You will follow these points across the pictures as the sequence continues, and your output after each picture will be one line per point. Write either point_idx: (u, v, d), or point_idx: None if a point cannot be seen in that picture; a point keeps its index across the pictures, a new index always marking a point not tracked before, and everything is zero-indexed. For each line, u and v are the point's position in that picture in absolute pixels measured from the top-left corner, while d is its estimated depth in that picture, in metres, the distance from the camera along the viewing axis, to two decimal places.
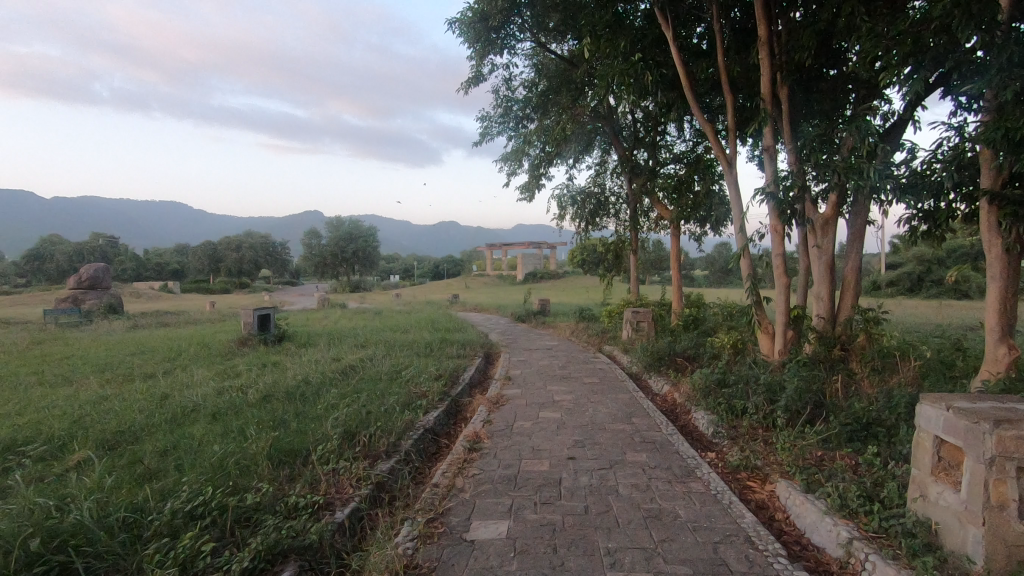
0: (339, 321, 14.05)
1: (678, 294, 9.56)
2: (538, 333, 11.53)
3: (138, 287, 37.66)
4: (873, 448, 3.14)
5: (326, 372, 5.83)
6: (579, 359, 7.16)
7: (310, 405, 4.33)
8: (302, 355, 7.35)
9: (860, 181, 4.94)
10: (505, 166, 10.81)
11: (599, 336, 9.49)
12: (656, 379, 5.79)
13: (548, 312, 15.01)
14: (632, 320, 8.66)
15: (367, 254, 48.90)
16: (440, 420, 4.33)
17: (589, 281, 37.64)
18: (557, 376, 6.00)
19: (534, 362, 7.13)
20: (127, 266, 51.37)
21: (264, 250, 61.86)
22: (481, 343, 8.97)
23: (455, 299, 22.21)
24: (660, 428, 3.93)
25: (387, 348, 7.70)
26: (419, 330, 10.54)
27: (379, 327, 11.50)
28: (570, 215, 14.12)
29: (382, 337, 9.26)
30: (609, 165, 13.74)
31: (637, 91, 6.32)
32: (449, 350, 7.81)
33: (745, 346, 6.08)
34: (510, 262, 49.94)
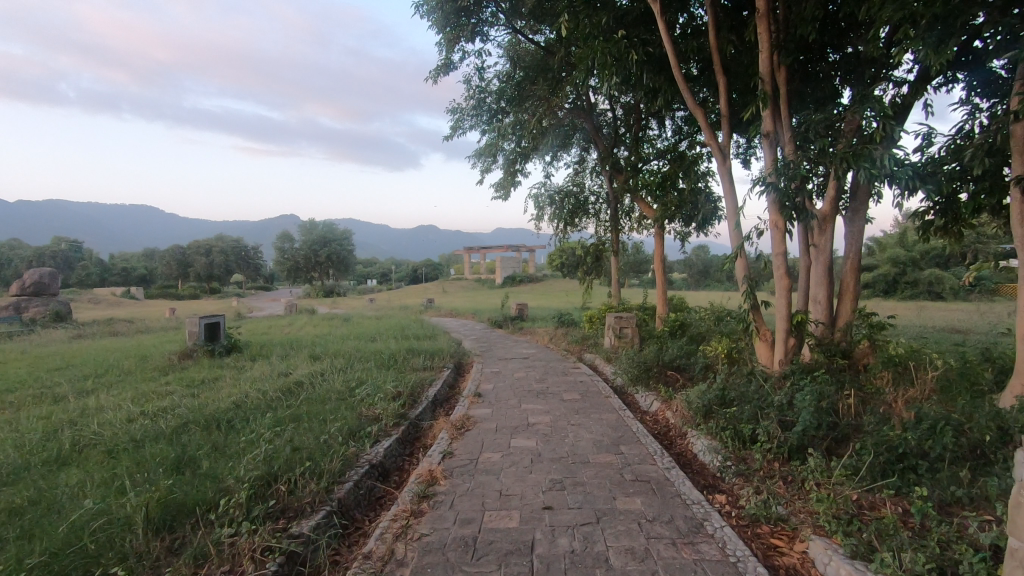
0: (303, 328, 13.20)
1: (663, 298, 8.98)
2: (515, 339, 10.88)
3: (99, 293, 36.00)
4: (919, 490, 2.54)
5: (269, 391, 5.10)
6: (558, 370, 6.51)
7: (235, 435, 3.60)
8: (249, 369, 6.58)
9: (872, 169, 4.38)
10: (478, 162, 10.13)
11: (580, 343, 8.88)
12: (644, 394, 5.17)
13: (526, 317, 14.38)
14: (614, 327, 8.06)
15: (341, 258, 47.71)
16: (393, 451, 3.63)
17: (567, 285, 37.16)
18: (532, 391, 5.33)
19: (508, 374, 6.48)
20: (89, 271, 49.34)
21: (235, 254, 60.10)
22: (452, 352, 8.28)
23: (430, 304, 21.46)
24: (654, 461, 3.28)
25: (346, 360, 6.97)
26: (386, 338, 9.81)
27: (343, 335, 10.72)
28: (548, 215, 13.51)
29: (344, 346, 8.52)
30: (588, 163, 13.17)
31: (620, 73, 5.70)
32: (415, 361, 7.11)
33: (740, 356, 5.50)
34: (488, 266, 49.25)
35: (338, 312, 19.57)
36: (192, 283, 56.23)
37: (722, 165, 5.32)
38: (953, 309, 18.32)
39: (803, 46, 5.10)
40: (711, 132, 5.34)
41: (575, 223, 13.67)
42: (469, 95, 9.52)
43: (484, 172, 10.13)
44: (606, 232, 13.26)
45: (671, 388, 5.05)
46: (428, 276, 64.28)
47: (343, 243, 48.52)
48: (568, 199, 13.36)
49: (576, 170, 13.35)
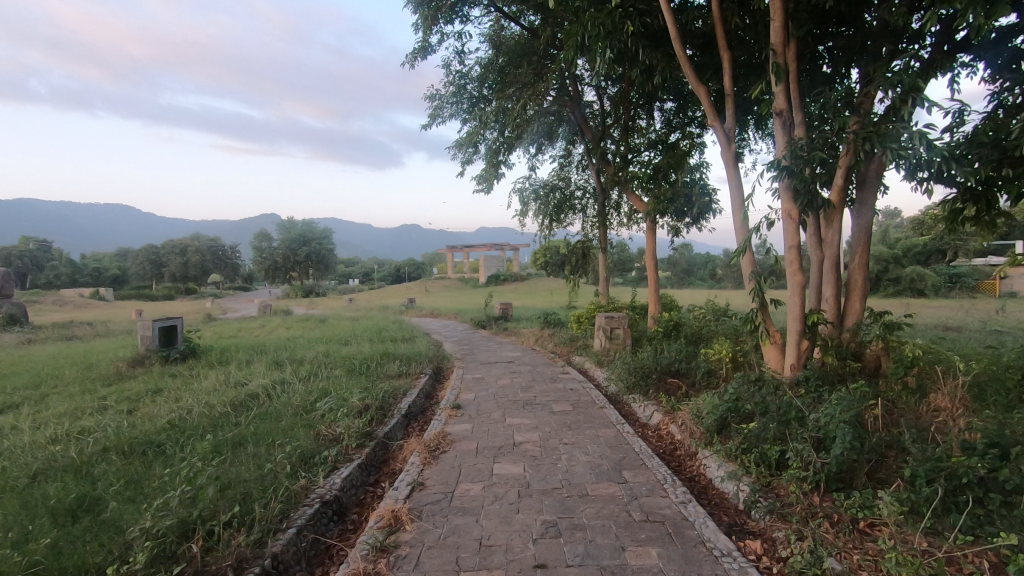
0: (274, 330, 12.49)
1: (655, 296, 8.51)
2: (499, 341, 10.31)
3: (67, 295, 34.62)
4: (1003, 536, 2.03)
5: (219, 405, 4.46)
6: (546, 377, 5.98)
7: (161, 466, 2.99)
8: (203, 378, 5.93)
9: (901, 150, 3.92)
10: (459, 153, 9.54)
11: (568, 346, 8.35)
12: (643, 404, 4.64)
13: (510, 317, 13.82)
14: (604, 328, 7.54)
15: (321, 258, 46.69)
16: (352, 482, 3.04)
17: (551, 284, 36.69)
18: (518, 402, 4.77)
19: (491, 381, 5.91)
20: (58, 271, 47.60)
21: (211, 254, 58.59)
22: (432, 356, 7.70)
23: (411, 303, 20.76)
24: (665, 492, 2.74)
25: (314, 367, 6.35)
26: (361, 341, 9.16)
27: (316, 339, 10.05)
28: (532, 211, 12.98)
29: (315, 350, 7.88)
30: (574, 157, 12.67)
31: (614, 47, 5.15)
32: (390, 367, 6.51)
33: (747, 360, 5.01)
34: (471, 266, 48.62)
35: (315, 313, 18.80)
36: (166, 283, 54.65)
37: (728, 150, 4.82)
38: (939, 305, 18.19)
39: (816, 16, 4.62)
40: (715, 113, 4.83)
41: (561, 219, 13.16)
42: (448, 81, 8.93)
43: (465, 163, 9.54)
44: (593, 229, 12.76)
45: (673, 397, 4.54)
46: (411, 276, 63.39)
47: (323, 242, 47.47)
48: (554, 194, 12.84)
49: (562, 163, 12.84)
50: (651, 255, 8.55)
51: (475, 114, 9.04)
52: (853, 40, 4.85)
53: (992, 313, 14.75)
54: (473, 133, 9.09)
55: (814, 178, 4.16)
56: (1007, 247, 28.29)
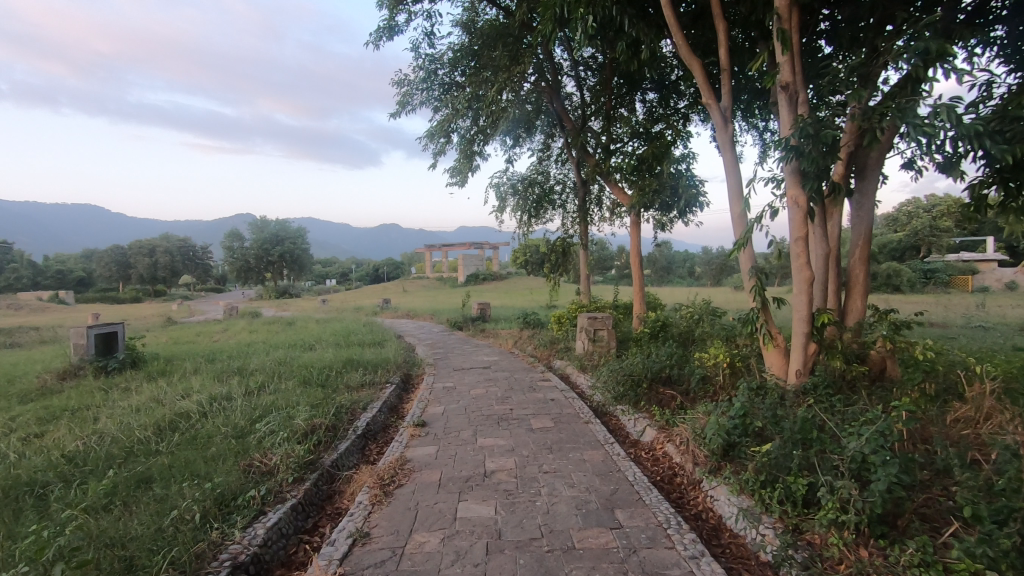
0: (236, 335, 11.70)
1: (640, 294, 8.03)
2: (475, 344, 9.73)
3: (25, 299, 32.96)
4: None
5: (141, 428, 3.81)
6: (524, 385, 5.43)
7: (33, 519, 2.35)
8: (137, 392, 5.23)
9: (924, 125, 3.44)
10: (431, 144, 8.93)
11: (548, 349, 7.84)
12: (633, 417, 4.12)
13: (488, 317, 13.24)
14: (586, 330, 7.02)
15: (295, 258, 45.48)
16: (280, 534, 2.44)
17: (531, 283, 36.18)
18: (492, 416, 4.21)
19: (464, 390, 5.35)
20: (18, 273, 45.52)
21: (182, 255, 56.80)
22: (401, 361, 7.10)
23: (386, 304, 20.04)
24: (670, 541, 2.21)
25: (266, 378, 5.69)
26: (326, 346, 8.49)
27: (279, 344, 9.36)
28: (510, 206, 12.42)
29: (273, 356, 7.23)
30: (553, 150, 12.17)
31: (597, 17, 4.63)
32: (352, 376, 5.89)
33: (745, 364, 4.53)
34: (451, 265, 47.90)
35: (285, 315, 17.97)
36: (134, 285, 52.73)
37: (724, 131, 4.32)
38: (919, 301, 18.16)
39: None
40: (711, 91, 4.32)
41: (540, 215, 12.63)
42: (417, 66, 8.31)
43: (438, 155, 8.93)
44: (574, 225, 12.26)
45: (667, 409, 4.03)
46: (389, 276, 62.36)
47: (298, 242, 46.26)
48: (532, 189, 12.31)
49: (541, 157, 12.32)
50: (635, 251, 8.06)
51: (447, 101, 8.44)
52: (858, 8, 4.40)
53: (972, 309, 14.68)
54: (445, 122, 8.49)
55: (824, 160, 3.67)
56: (979, 242, 28.67)
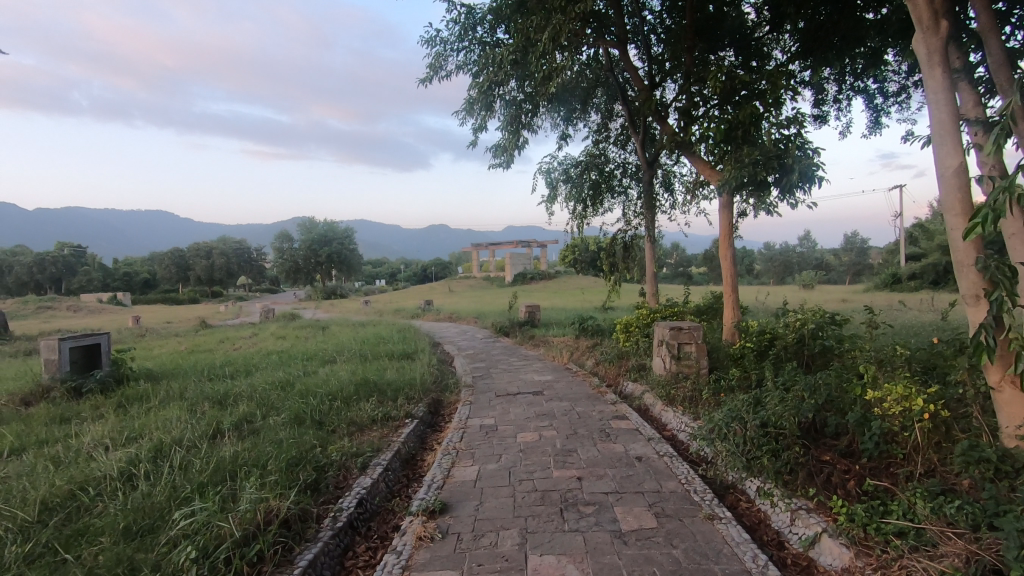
0: (262, 342, 10.64)
1: (733, 297, 6.31)
2: (523, 356, 8.25)
3: (87, 301, 33.76)
4: None
5: (18, 510, 2.51)
6: (591, 428, 3.87)
7: None
8: (82, 430, 4.01)
9: None
10: (468, 118, 7.49)
11: (614, 367, 6.26)
12: (784, 507, 2.50)
13: (538, 322, 11.70)
14: (667, 346, 5.39)
15: (343, 258, 45.42)
16: None
17: (582, 282, 34.50)
18: (550, 496, 2.68)
19: (507, 434, 3.84)
20: (90, 274, 47.61)
21: (237, 257, 58.02)
22: (432, 383, 5.66)
23: (429, 306, 18.82)
24: None
25: (251, 410, 4.38)
26: (349, 360, 7.20)
27: (300, 355, 8.14)
28: (562, 195, 10.87)
29: (281, 374, 5.96)
30: (612, 129, 10.61)
31: None
32: (363, 406, 4.52)
33: (958, 414, 2.81)
34: (499, 264, 46.79)
35: (324, 318, 17.02)
36: (193, 287, 54.27)
37: (930, 33, 2.71)
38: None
39: None
40: None
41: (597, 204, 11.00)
42: (451, 21, 6.86)
43: (477, 130, 7.49)
44: (636, 214, 10.57)
45: (848, 499, 2.39)
46: (436, 276, 61.94)
47: (346, 242, 46.14)
48: (588, 175, 10.69)
49: (598, 137, 10.73)
50: (724, 244, 6.37)
51: (487, 64, 6.95)
52: None
53: None
54: (485, 90, 7.05)
55: None
56: None
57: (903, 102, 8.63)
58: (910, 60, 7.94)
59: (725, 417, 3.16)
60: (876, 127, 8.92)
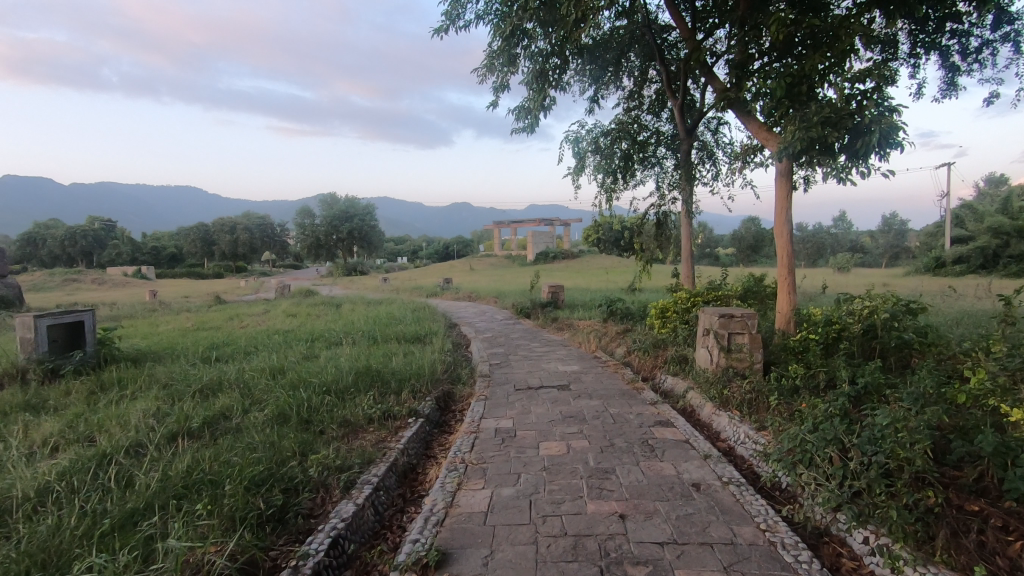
0: (271, 320, 10.13)
1: (788, 281, 5.48)
2: (545, 341, 7.57)
3: (112, 275, 34.03)
4: None
5: None
6: (630, 438, 3.15)
7: None
8: (33, 423, 3.44)
9: None
10: (489, 74, 6.69)
11: (649, 358, 5.52)
12: None
13: (561, 304, 10.96)
14: (714, 336, 4.64)
15: (364, 235, 45.13)
16: None
17: (604, 262, 33.59)
18: (584, 546, 1.99)
19: (528, 444, 3.15)
20: (119, 248, 48.24)
21: (261, 232, 58.35)
22: (443, 372, 5.00)
23: (447, 284, 18.19)
24: None
25: (231, 404, 3.76)
26: (355, 343, 6.59)
27: (306, 336, 7.56)
28: (590, 167, 10.02)
29: (277, 358, 5.35)
30: (645, 95, 9.70)
31: None
32: (360, 402, 3.87)
33: None
34: (520, 243, 46.02)
35: (340, 295, 16.53)
36: (216, 261, 54.71)
37: None
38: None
39: None
40: None
41: (627, 177, 10.10)
42: None
43: (499, 89, 6.69)
44: (671, 188, 9.69)
45: None
46: (457, 254, 61.49)
47: (366, 218, 45.79)
48: (619, 144, 9.79)
49: (631, 103, 9.80)
50: (780, 219, 5.53)
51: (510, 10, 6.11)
52: None
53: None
54: (508, 42, 6.22)
55: None
56: None
57: (985, 60, 7.53)
58: (998, 9, 6.86)
59: (815, 438, 2.41)
60: (951, 90, 7.84)
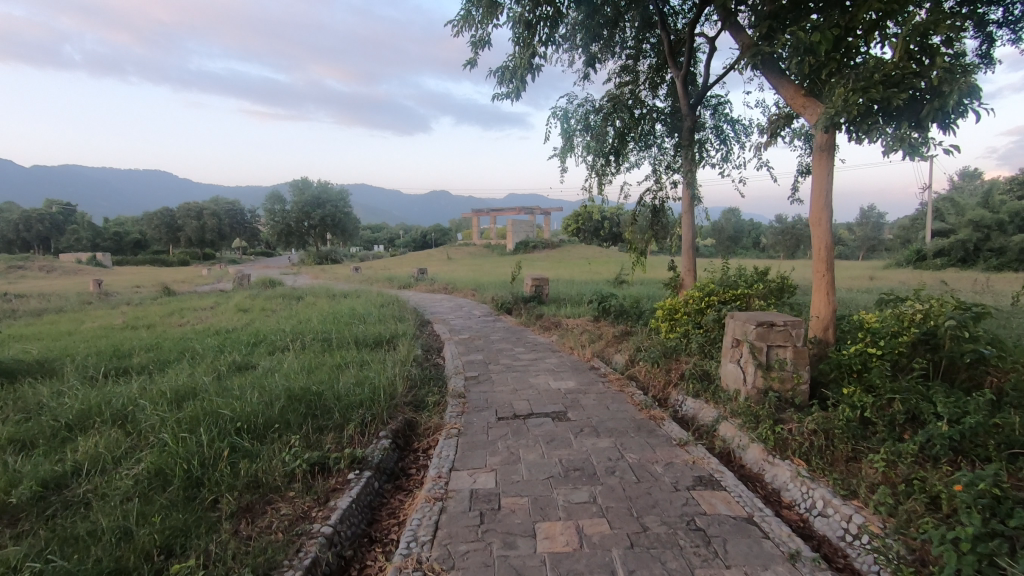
0: (219, 316, 8.92)
1: (827, 280, 4.51)
2: (530, 344, 6.55)
3: (66, 261, 31.94)
4: None
5: None
6: (668, 516, 2.15)
7: None
8: None
9: None
10: (466, 26, 5.58)
11: (660, 372, 4.53)
12: None
13: (546, 298, 9.92)
14: (749, 348, 3.69)
15: (338, 222, 43.50)
16: None
17: (585, 252, 32.77)
18: None
19: (518, 526, 2.12)
20: (78, 233, 45.61)
21: (230, 218, 56.15)
22: (404, 393, 3.92)
23: (422, 275, 16.93)
24: None
25: (94, 455, 2.65)
26: (302, 350, 5.48)
27: (248, 339, 6.38)
28: (579, 147, 8.98)
29: (193, 373, 4.19)
30: (640, 67, 8.70)
31: None
32: (280, 449, 2.79)
33: None
34: (499, 232, 44.90)
35: (304, 286, 15.19)
36: (182, 248, 52.37)
37: None
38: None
39: None
40: None
41: (620, 159, 9.06)
42: None
43: (478, 45, 5.58)
44: (668, 172, 8.70)
45: None
46: (435, 242, 60.13)
47: (340, 205, 44.24)
48: (612, 122, 8.74)
49: (624, 77, 8.75)
50: (818, 203, 4.54)
51: None
52: None
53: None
54: None
55: None
56: None
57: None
58: None
59: None
60: (985, 63, 7.00)
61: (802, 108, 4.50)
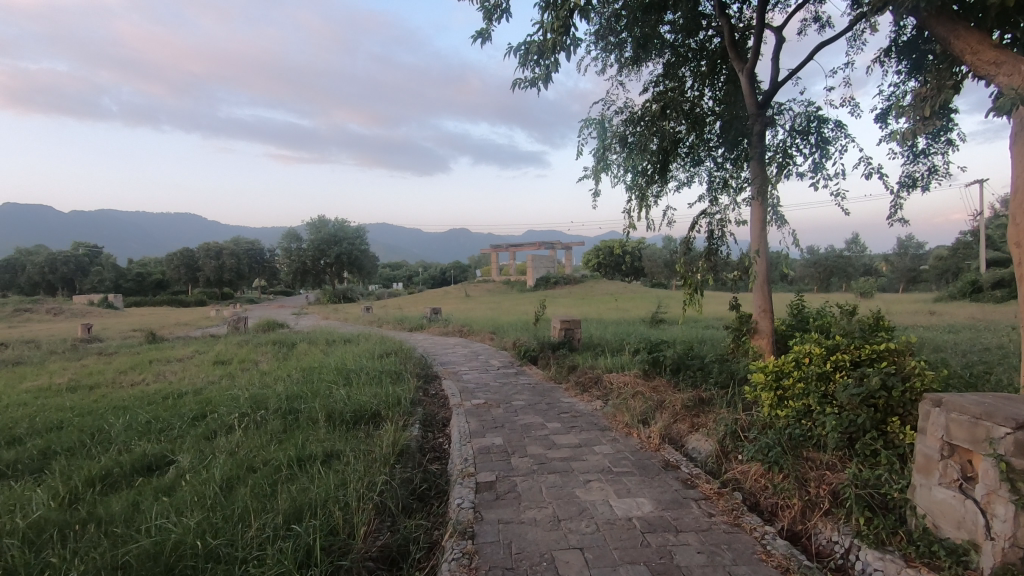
0: (185, 372, 7.41)
1: None
2: (566, 414, 4.85)
3: (81, 303, 31.45)
4: None
5: None
6: None
7: None
8: None
9: None
10: None
11: (790, 485, 2.80)
12: None
13: (578, 345, 8.24)
14: (994, 469, 1.96)
15: (354, 260, 42.64)
16: None
17: (610, 286, 31.03)
18: None
19: None
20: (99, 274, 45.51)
21: (249, 258, 55.91)
22: (367, 541, 2.28)
23: (435, 315, 15.28)
24: None
25: None
26: (246, 435, 3.87)
27: (191, 411, 4.80)
28: (615, 163, 7.45)
29: (40, 493, 2.63)
30: (687, 66, 7.22)
31: None
32: None
33: None
34: (519, 268, 43.51)
35: (307, 329, 13.76)
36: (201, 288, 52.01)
37: None
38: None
39: None
40: None
41: (666, 178, 7.50)
42: None
43: (491, 14, 4.15)
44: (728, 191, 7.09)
45: None
46: (453, 279, 59.11)
47: (357, 242, 43.53)
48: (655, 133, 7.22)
49: (667, 82, 7.28)
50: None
51: None
52: None
53: None
54: None
55: None
56: None
57: None
58: None
59: None
60: None
61: (992, 66, 2.91)
